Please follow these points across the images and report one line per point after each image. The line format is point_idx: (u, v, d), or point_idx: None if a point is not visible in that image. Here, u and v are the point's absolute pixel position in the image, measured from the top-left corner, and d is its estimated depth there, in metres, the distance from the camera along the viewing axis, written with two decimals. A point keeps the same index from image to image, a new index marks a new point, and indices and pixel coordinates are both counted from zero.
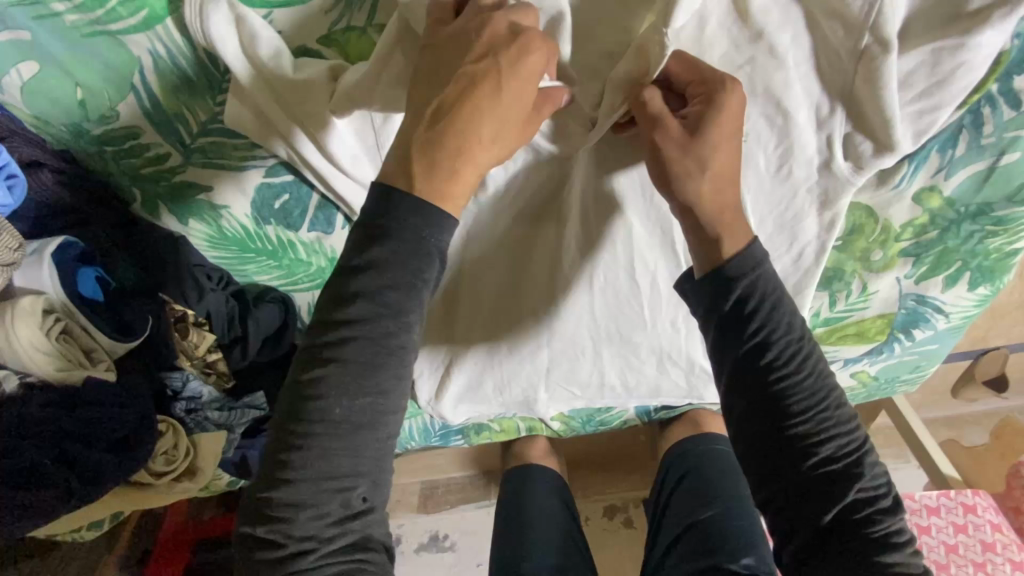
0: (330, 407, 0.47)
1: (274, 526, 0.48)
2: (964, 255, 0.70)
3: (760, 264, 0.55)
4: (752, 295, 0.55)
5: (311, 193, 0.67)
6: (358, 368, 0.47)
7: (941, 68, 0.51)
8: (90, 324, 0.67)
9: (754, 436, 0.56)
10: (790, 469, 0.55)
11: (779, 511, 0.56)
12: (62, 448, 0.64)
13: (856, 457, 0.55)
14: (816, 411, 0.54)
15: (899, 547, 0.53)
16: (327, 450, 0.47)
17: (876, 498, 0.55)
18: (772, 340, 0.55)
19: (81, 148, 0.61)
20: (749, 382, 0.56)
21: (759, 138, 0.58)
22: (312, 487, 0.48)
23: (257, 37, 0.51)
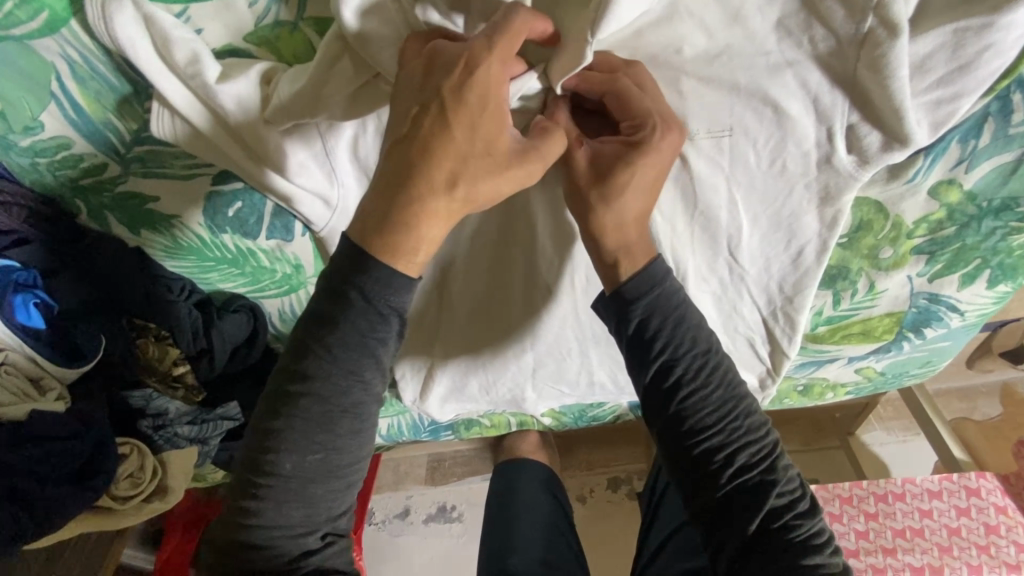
0: (279, 461, 0.44)
1: (231, 564, 0.46)
2: (984, 252, 0.63)
3: (661, 282, 0.51)
4: (653, 315, 0.51)
5: (265, 201, 0.62)
6: (305, 424, 0.44)
7: (963, 52, 0.44)
8: (38, 355, 0.64)
9: (672, 448, 0.53)
10: (707, 479, 0.52)
11: (703, 520, 0.53)
12: (15, 485, 0.62)
13: (772, 463, 0.52)
14: (726, 423, 0.51)
15: (820, 550, 0.50)
16: (280, 497, 0.45)
17: (793, 502, 0.52)
18: (677, 354, 0.51)
19: (14, 161, 0.56)
20: (660, 398, 0.52)
21: (747, 132, 0.51)
22: (271, 530, 0.45)
23: (170, 39, 0.45)
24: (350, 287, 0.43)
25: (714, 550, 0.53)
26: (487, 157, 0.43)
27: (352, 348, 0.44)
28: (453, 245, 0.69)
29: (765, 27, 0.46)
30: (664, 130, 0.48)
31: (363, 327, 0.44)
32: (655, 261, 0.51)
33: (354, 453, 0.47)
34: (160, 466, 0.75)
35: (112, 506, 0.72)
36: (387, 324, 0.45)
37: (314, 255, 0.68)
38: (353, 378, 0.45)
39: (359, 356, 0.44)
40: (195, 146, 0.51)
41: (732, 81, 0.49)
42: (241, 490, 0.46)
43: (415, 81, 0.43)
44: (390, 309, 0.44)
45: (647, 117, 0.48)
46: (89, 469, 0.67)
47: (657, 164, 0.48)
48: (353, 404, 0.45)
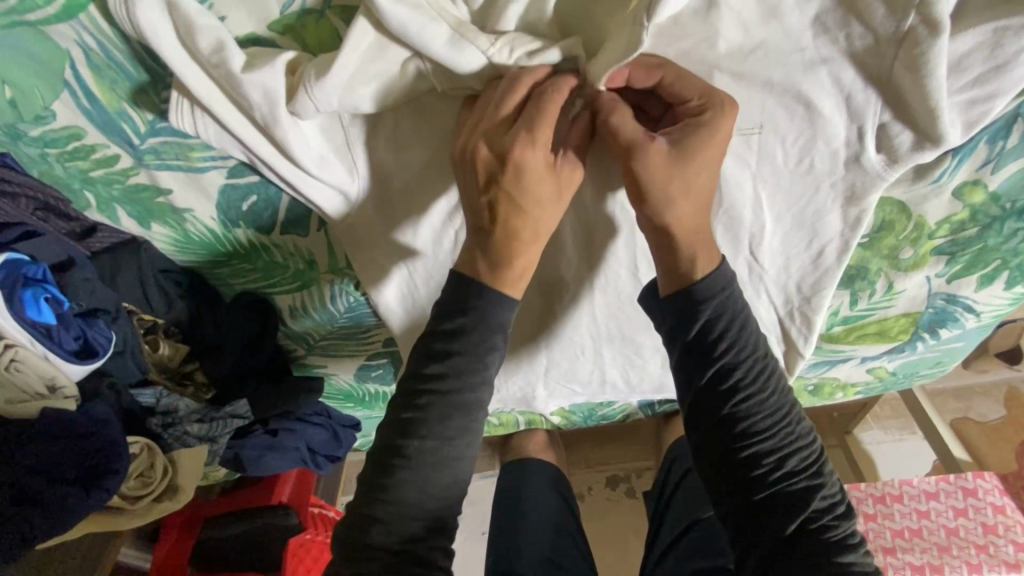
0: (406, 442, 0.48)
1: (354, 533, 0.49)
2: (1005, 253, 0.63)
3: (731, 286, 0.51)
4: (720, 319, 0.51)
5: (281, 193, 0.60)
6: (445, 408, 0.48)
7: (1001, 52, 0.43)
8: (49, 352, 0.60)
9: (718, 452, 0.52)
10: (752, 482, 0.51)
11: (739, 522, 0.52)
12: (25, 484, 0.60)
13: (816, 469, 0.52)
14: (779, 427, 0.51)
15: (856, 550, 0.51)
16: (404, 479, 0.48)
17: (832, 505, 0.52)
18: (738, 358, 0.51)
19: (23, 152, 0.55)
20: (713, 397, 0.52)
21: (777, 130, 0.51)
22: (385, 509, 0.48)
23: (195, 27, 0.44)
24: None
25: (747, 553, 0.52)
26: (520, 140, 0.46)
27: (472, 357, 0.48)
28: None
29: (803, 23, 0.45)
30: (722, 104, 0.46)
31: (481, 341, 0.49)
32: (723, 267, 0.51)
33: (466, 451, 0.50)
34: (170, 465, 0.74)
35: (123, 506, 0.71)
36: (497, 336, 0.49)
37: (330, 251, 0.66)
38: (473, 377, 0.48)
39: (473, 363, 0.48)
40: (221, 143, 0.51)
41: (766, 77, 0.48)
42: (374, 467, 0.49)
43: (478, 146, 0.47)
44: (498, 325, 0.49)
45: (711, 91, 0.46)
46: (99, 470, 0.64)
47: (720, 144, 0.47)
48: (465, 403, 0.48)
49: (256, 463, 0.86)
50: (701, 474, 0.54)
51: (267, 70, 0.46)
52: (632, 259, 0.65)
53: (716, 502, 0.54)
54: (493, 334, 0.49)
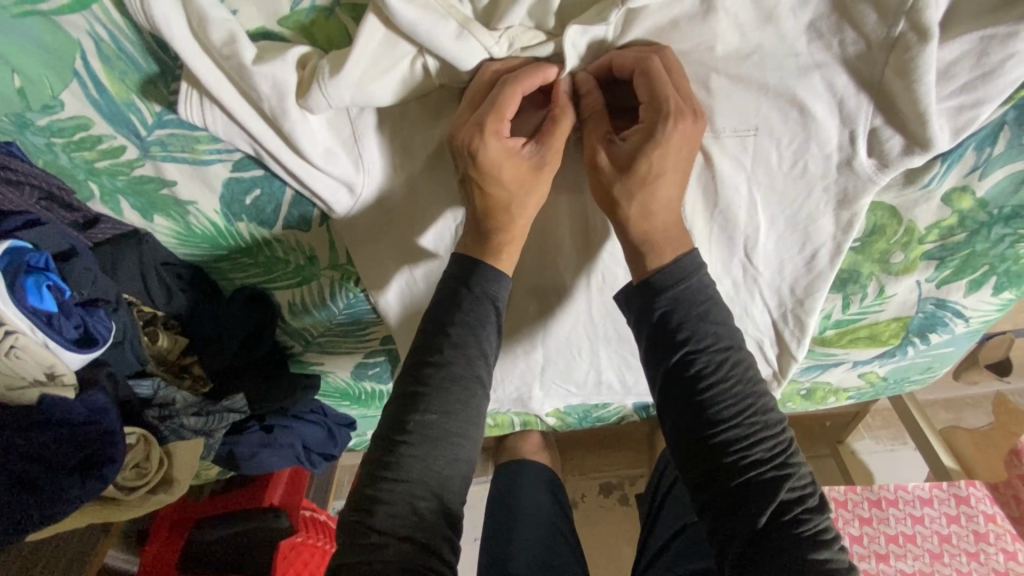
0: (407, 417, 0.50)
1: (357, 517, 0.49)
2: (993, 258, 0.64)
3: (689, 277, 0.52)
4: (680, 307, 0.52)
5: (284, 188, 0.60)
6: (450, 384, 0.50)
7: (987, 60, 0.45)
8: (49, 338, 0.58)
9: (686, 442, 0.53)
10: (719, 472, 0.51)
11: (711, 513, 0.52)
12: (20, 473, 0.59)
13: (786, 458, 0.52)
14: (745, 416, 0.51)
15: (828, 546, 0.50)
16: (407, 456, 0.49)
17: (803, 497, 0.51)
18: (698, 347, 0.52)
19: (29, 141, 0.55)
20: (678, 384, 0.52)
21: (772, 133, 0.52)
22: (388, 490, 0.49)
23: (208, 20, 0.45)
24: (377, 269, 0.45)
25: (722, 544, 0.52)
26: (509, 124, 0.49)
27: (466, 329, 0.51)
28: None
29: (797, 28, 0.47)
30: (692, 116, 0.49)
31: (468, 311, 0.52)
32: (688, 254, 0.52)
33: (467, 426, 0.51)
34: (166, 457, 0.73)
35: (116, 496, 0.70)
36: (484, 309, 0.52)
37: (330, 247, 0.67)
38: (468, 348, 0.51)
39: (467, 334, 0.51)
40: (228, 134, 0.52)
41: (761, 81, 0.50)
42: (377, 448, 0.51)
43: (469, 145, 0.49)
44: (485, 296, 0.52)
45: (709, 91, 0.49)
46: (95, 458, 0.63)
47: (685, 147, 0.49)
48: (459, 375, 0.51)
49: (250, 460, 0.85)
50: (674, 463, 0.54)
51: (277, 62, 0.47)
52: (629, 259, 0.66)
53: (689, 491, 0.54)
54: (481, 305, 0.52)
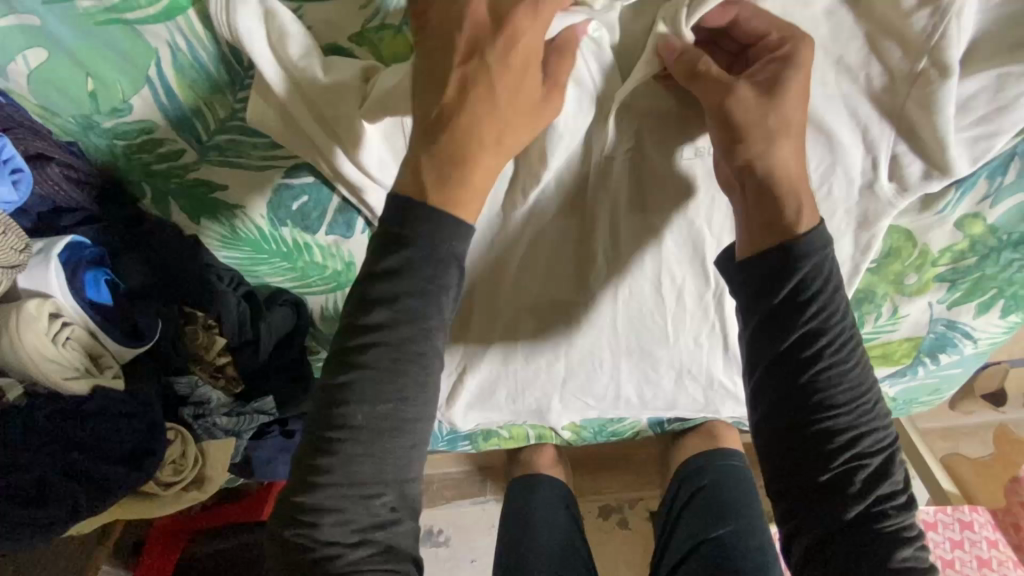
0: (349, 414, 0.46)
1: (298, 529, 0.48)
2: (1000, 282, 0.68)
3: (823, 249, 0.48)
4: (816, 277, 0.48)
5: (332, 196, 0.63)
6: (377, 375, 0.46)
7: (1003, 95, 0.49)
8: (99, 330, 0.64)
9: (787, 426, 0.49)
10: (820, 460, 0.49)
11: (799, 504, 0.50)
12: (72, 461, 0.62)
13: (887, 454, 0.50)
14: (858, 402, 0.49)
15: (913, 546, 0.49)
16: (352, 456, 0.47)
17: (895, 495, 0.50)
18: (828, 324, 0.48)
19: (91, 142, 0.58)
20: (788, 365, 0.49)
21: (801, 156, 0.55)
22: (330, 501, 0.47)
23: (286, 34, 0.48)
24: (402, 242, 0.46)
25: (797, 534, 0.50)
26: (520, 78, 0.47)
27: (423, 295, 0.46)
28: (505, 252, 0.69)
29: (826, 61, 0.50)
30: (804, 44, 0.47)
31: (429, 277, 0.46)
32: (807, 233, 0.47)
33: (426, 408, 0.48)
34: (200, 455, 0.75)
35: (155, 491, 0.72)
36: (447, 268, 0.46)
37: (368, 254, 0.69)
38: (428, 318, 0.47)
39: (425, 303, 0.46)
40: (291, 147, 0.55)
41: None
42: (312, 448, 0.48)
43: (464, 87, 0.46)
44: (451, 255, 0.46)
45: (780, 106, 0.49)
46: (139, 450, 0.66)
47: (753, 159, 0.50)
48: (419, 352, 0.47)
49: (266, 466, 0.86)
50: (761, 446, 0.51)
51: (345, 77, 0.50)
52: (655, 274, 0.69)
53: (773, 481, 0.51)
54: (444, 265, 0.46)
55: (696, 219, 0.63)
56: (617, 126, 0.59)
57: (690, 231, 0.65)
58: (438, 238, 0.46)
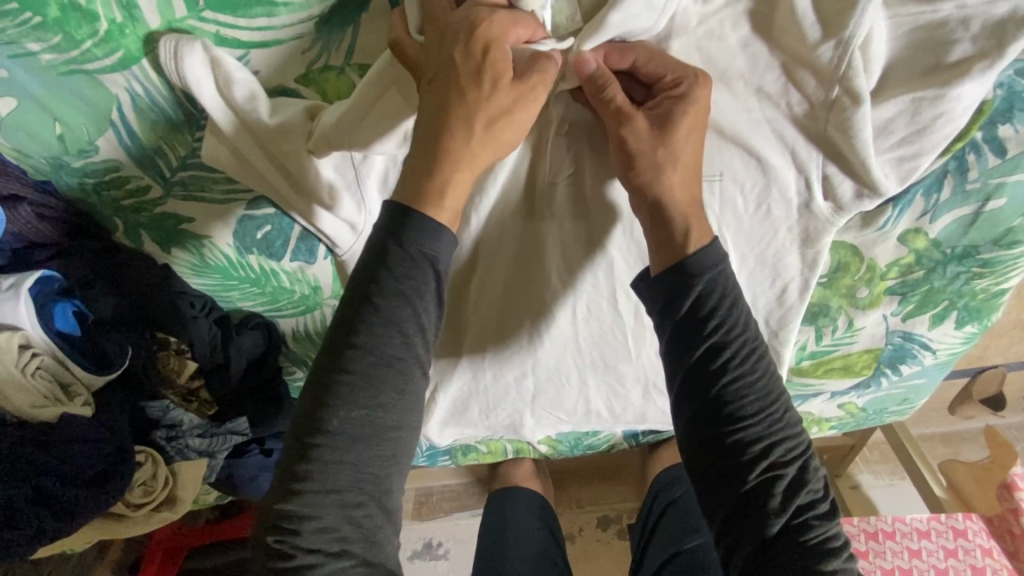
0: (327, 417, 0.47)
1: (283, 537, 0.47)
2: (951, 295, 0.69)
3: (721, 263, 0.52)
4: (711, 294, 0.52)
5: (293, 225, 0.66)
6: (354, 380, 0.47)
7: (920, 118, 0.50)
8: (68, 358, 0.67)
9: (706, 440, 0.53)
10: (739, 472, 0.52)
11: (726, 517, 0.53)
12: (41, 487, 0.64)
13: (802, 461, 0.53)
14: (767, 412, 0.52)
15: (836, 553, 0.52)
16: (331, 461, 0.47)
17: (814, 502, 0.53)
18: (729, 338, 0.52)
19: (63, 180, 0.61)
20: (699, 378, 0.53)
21: (736, 179, 0.57)
22: (310, 509, 0.47)
23: (232, 80, 0.51)
24: (375, 255, 0.47)
25: (729, 544, 0.53)
26: (489, 100, 0.47)
27: (399, 298, 0.47)
28: (464, 274, 0.71)
29: (748, 90, 0.53)
30: (698, 80, 0.50)
31: (402, 278, 0.47)
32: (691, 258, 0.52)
33: (406, 416, 0.49)
34: (172, 476, 0.77)
35: (123, 512, 0.75)
36: (423, 272, 0.47)
37: (333, 278, 0.72)
38: (405, 324, 0.48)
39: (402, 306, 0.47)
40: (251, 180, 0.57)
41: (720, 135, 0.55)
42: (293, 454, 0.48)
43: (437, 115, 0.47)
44: (422, 256, 0.47)
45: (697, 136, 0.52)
46: (107, 473, 0.68)
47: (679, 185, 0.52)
48: (395, 358, 0.48)
49: (247, 485, 0.88)
50: (689, 461, 0.55)
51: (291, 115, 0.53)
52: (611, 291, 0.70)
53: (702, 491, 0.54)
54: (419, 268, 0.47)
55: (644, 239, 0.65)
56: (558, 153, 0.62)
57: (641, 249, 0.66)
58: (417, 246, 0.47)
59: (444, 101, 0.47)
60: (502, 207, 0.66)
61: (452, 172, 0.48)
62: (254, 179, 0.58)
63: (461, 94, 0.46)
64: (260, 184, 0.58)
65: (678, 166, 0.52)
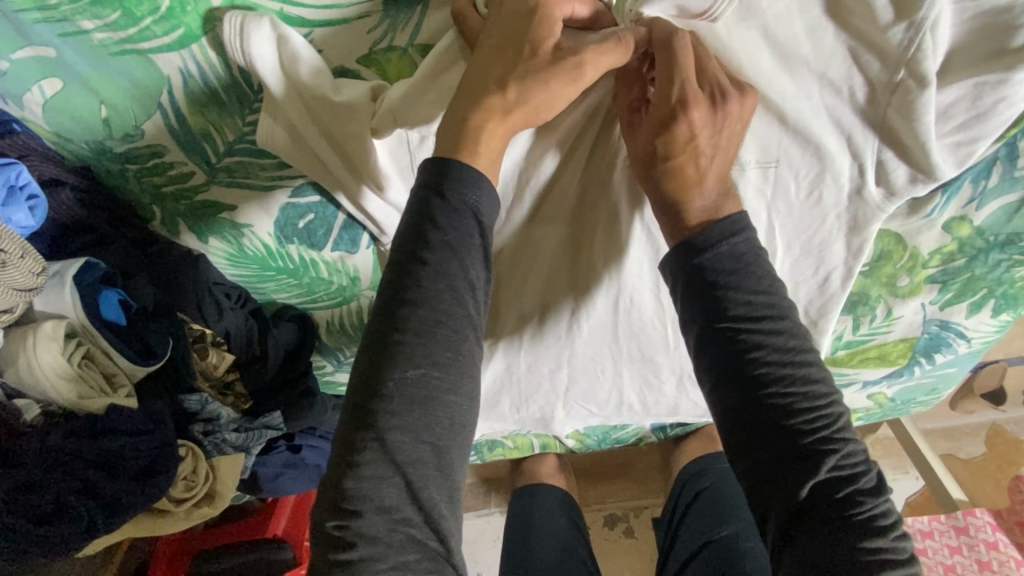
0: (383, 379, 0.45)
1: (343, 520, 0.45)
2: (990, 283, 0.70)
3: (719, 244, 0.51)
4: (718, 266, 0.51)
5: (337, 213, 0.64)
6: (432, 345, 0.46)
7: (983, 102, 0.51)
8: (112, 347, 0.65)
9: (727, 408, 0.52)
10: (761, 440, 0.50)
11: (753, 487, 0.51)
12: (89, 479, 0.63)
13: (833, 431, 0.50)
14: (787, 381, 0.50)
15: (880, 529, 0.47)
16: (391, 427, 0.45)
17: (853, 475, 0.49)
18: (738, 308, 0.51)
19: (102, 165, 0.59)
20: (713, 336, 0.52)
21: (791, 165, 0.57)
22: (372, 483, 0.45)
23: (299, 58, 0.51)
24: (420, 224, 0.46)
25: (761, 514, 0.50)
26: (536, 70, 0.47)
27: (447, 251, 0.46)
28: (507, 259, 0.71)
29: (810, 76, 0.52)
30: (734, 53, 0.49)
31: (448, 230, 0.46)
32: (742, 243, 0.52)
33: (460, 380, 0.47)
34: (211, 471, 0.75)
35: (167, 508, 0.73)
36: (464, 222, 0.46)
37: (373, 267, 0.71)
38: (454, 280, 0.46)
39: (450, 260, 0.46)
40: (301, 162, 0.57)
41: (780, 119, 0.55)
42: (351, 423, 0.46)
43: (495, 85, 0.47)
44: (464, 206, 0.46)
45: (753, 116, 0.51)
46: (152, 468, 0.67)
47: None
48: (461, 331, 0.47)
49: (272, 483, 0.86)
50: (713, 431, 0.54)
51: (355, 93, 0.53)
52: (654, 280, 0.70)
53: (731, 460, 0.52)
54: (461, 218, 0.46)
55: None
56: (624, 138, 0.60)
57: None
58: (485, 220, 0.48)
59: (500, 72, 0.47)
60: (555, 190, 0.65)
61: (484, 131, 0.47)
62: (306, 161, 0.57)
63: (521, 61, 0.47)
64: (312, 167, 0.58)
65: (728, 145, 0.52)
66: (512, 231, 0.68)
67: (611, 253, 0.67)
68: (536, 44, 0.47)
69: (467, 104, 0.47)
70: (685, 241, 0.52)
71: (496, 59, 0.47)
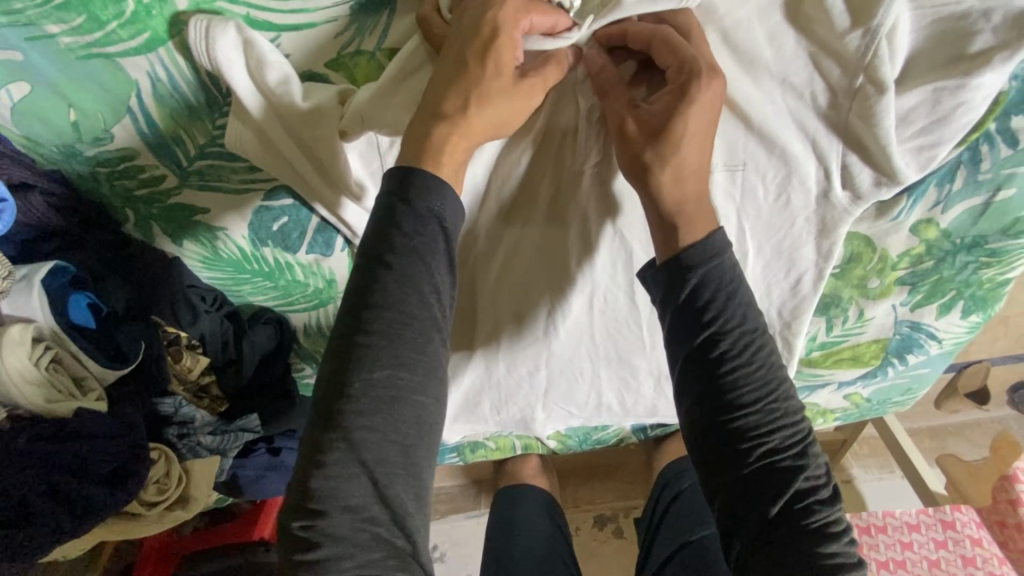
0: (349, 380, 0.45)
1: (308, 520, 0.45)
2: (959, 284, 0.71)
3: (719, 257, 0.51)
4: (707, 289, 0.51)
5: (311, 216, 0.64)
6: (397, 346, 0.46)
7: (942, 107, 0.52)
8: (80, 351, 0.65)
9: (705, 428, 0.53)
10: (735, 459, 0.52)
11: (724, 501, 0.53)
12: (56, 483, 0.63)
13: (800, 449, 0.52)
14: (765, 402, 0.51)
15: (837, 537, 0.51)
16: (359, 427, 0.45)
17: (814, 488, 0.52)
18: (726, 332, 0.51)
19: (73, 169, 0.59)
20: (701, 356, 0.52)
21: (758, 169, 0.58)
22: (338, 483, 0.45)
23: (266, 63, 0.51)
24: (384, 228, 0.46)
25: (733, 528, 0.52)
26: (497, 76, 0.48)
27: (411, 255, 0.46)
28: (483, 263, 0.71)
29: (772, 81, 0.53)
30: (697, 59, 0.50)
31: (413, 235, 0.46)
32: (714, 236, 0.52)
33: (427, 380, 0.47)
34: (184, 475, 0.75)
35: (139, 511, 0.74)
36: (428, 228, 0.47)
37: (348, 270, 0.71)
38: (419, 283, 0.47)
39: (416, 264, 0.46)
40: (272, 166, 0.57)
41: (745, 123, 0.55)
42: (317, 424, 0.46)
43: (458, 91, 0.47)
44: (429, 213, 0.47)
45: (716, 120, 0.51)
46: (120, 472, 0.67)
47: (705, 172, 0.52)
48: (426, 335, 0.47)
49: (252, 486, 0.86)
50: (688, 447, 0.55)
51: (323, 98, 0.53)
52: (628, 282, 0.70)
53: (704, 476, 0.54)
54: (427, 225, 0.47)
55: None
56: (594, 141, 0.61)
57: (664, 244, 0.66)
58: (450, 223, 0.48)
59: (463, 78, 0.47)
60: (525, 194, 0.66)
61: (448, 136, 0.48)
62: (277, 165, 0.58)
63: (484, 66, 0.47)
64: (283, 171, 0.58)
65: (702, 151, 0.52)
66: (486, 235, 0.69)
67: (584, 256, 0.67)
68: (498, 50, 0.47)
69: (430, 111, 0.48)
70: (670, 256, 0.52)
71: (459, 65, 0.47)
